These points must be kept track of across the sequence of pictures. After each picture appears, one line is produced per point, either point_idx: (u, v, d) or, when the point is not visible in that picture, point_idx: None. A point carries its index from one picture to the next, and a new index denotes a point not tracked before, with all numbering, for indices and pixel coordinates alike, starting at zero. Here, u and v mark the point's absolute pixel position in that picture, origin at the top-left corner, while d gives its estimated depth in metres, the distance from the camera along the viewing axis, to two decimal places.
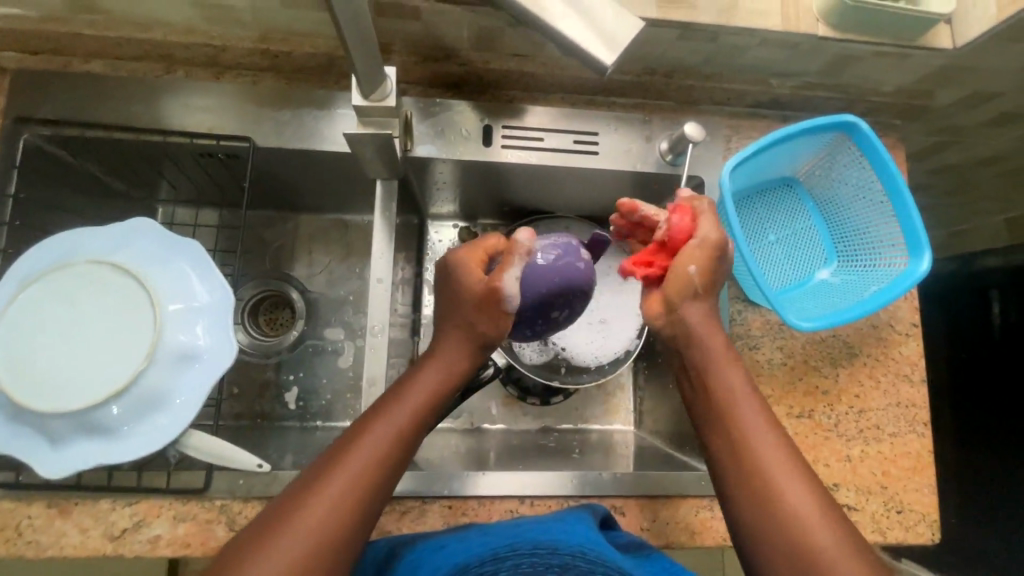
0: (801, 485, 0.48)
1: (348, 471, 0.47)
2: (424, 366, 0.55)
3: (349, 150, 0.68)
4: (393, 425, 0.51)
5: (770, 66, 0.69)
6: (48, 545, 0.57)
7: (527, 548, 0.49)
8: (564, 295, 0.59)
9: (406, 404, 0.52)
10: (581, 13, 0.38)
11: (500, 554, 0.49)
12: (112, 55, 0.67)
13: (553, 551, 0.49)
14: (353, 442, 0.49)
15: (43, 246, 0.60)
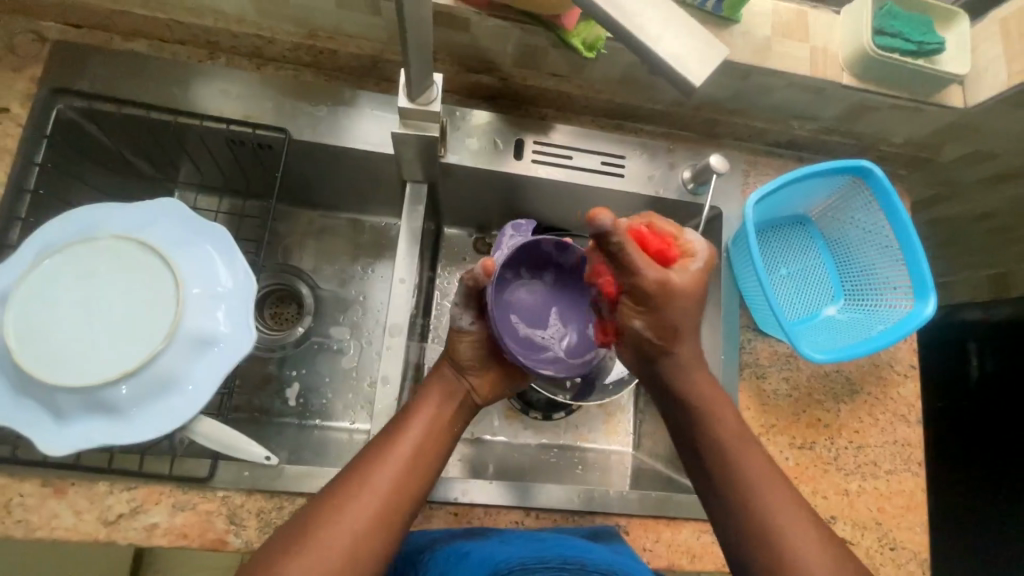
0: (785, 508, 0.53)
1: (336, 537, 0.49)
2: (419, 406, 0.59)
3: (381, 150, 0.69)
4: (383, 484, 0.52)
5: (792, 110, 0.72)
6: (39, 526, 0.55)
7: (555, 562, 0.48)
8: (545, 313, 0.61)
9: (392, 461, 0.54)
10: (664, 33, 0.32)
11: (528, 565, 0.47)
12: (156, 36, 0.67)
13: (582, 568, 0.47)
14: (336, 505, 0.51)
15: (64, 218, 0.59)
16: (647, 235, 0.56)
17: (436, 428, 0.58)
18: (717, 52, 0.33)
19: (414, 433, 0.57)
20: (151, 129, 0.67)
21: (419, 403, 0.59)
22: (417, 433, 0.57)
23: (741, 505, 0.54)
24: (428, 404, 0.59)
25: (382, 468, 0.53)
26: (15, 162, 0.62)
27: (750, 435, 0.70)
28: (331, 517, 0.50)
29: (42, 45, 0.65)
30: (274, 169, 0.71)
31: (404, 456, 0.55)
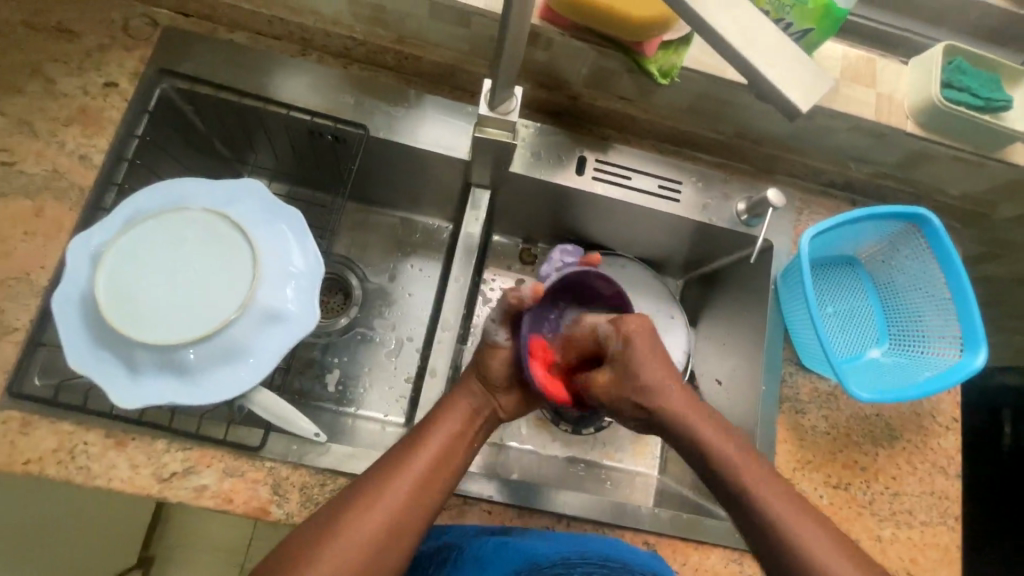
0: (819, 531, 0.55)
1: (347, 545, 0.50)
2: (444, 416, 0.60)
3: (450, 154, 0.72)
4: (398, 498, 0.53)
5: (852, 152, 0.73)
6: (97, 475, 0.57)
7: (597, 559, 0.53)
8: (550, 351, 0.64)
9: (411, 472, 0.54)
10: (772, 54, 0.32)
11: (570, 559, 0.52)
12: (256, 30, 0.72)
13: (623, 567, 0.52)
14: (350, 514, 0.51)
15: (155, 189, 0.63)
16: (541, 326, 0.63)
17: (455, 443, 0.58)
18: (826, 84, 0.32)
19: (434, 446, 0.57)
20: (240, 114, 0.71)
21: (443, 417, 0.60)
22: (437, 447, 0.57)
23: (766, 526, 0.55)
24: (452, 418, 0.60)
25: (398, 481, 0.54)
26: (117, 132, 0.66)
27: (785, 468, 0.70)
28: (342, 526, 0.51)
29: (154, 28, 0.70)
30: (347, 163, 0.75)
31: (422, 469, 0.55)
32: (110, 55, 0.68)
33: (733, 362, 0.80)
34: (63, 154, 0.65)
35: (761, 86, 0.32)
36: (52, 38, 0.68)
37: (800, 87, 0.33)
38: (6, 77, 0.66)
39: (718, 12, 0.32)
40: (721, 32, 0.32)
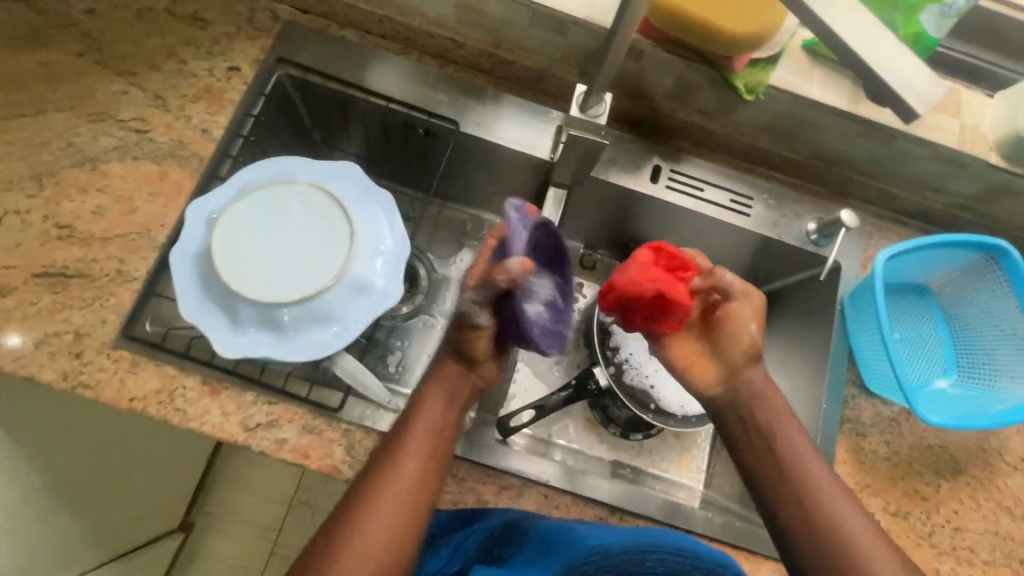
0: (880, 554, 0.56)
1: (362, 550, 0.53)
2: (420, 407, 0.61)
3: (532, 153, 0.76)
4: (395, 508, 0.55)
5: (930, 181, 0.74)
6: (192, 418, 0.62)
7: (670, 547, 0.54)
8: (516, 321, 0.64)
9: (401, 481, 0.56)
10: (893, 62, 0.35)
11: (642, 546, 0.53)
12: (364, 28, 0.78)
13: (695, 556, 0.54)
14: (352, 530, 0.54)
15: (268, 161, 0.69)
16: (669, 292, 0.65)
17: (437, 430, 0.60)
18: (940, 91, 0.36)
19: (416, 450, 0.58)
20: (343, 104, 0.77)
21: (418, 414, 0.60)
22: (421, 447, 0.58)
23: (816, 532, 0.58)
24: (430, 413, 0.61)
25: (390, 492, 0.56)
26: (235, 112, 0.73)
27: None
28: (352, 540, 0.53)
29: (276, 21, 0.77)
30: (434, 157, 0.80)
31: (411, 475, 0.57)
32: (236, 43, 0.76)
33: (795, 381, 0.80)
34: (188, 127, 0.71)
35: (881, 90, 0.35)
36: (188, 25, 0.75)
37: (916, 92, 0.36)
38: (146, 55, 0.73)
39: (846, 21, 0.35)
40: (847, 41, 0.35)
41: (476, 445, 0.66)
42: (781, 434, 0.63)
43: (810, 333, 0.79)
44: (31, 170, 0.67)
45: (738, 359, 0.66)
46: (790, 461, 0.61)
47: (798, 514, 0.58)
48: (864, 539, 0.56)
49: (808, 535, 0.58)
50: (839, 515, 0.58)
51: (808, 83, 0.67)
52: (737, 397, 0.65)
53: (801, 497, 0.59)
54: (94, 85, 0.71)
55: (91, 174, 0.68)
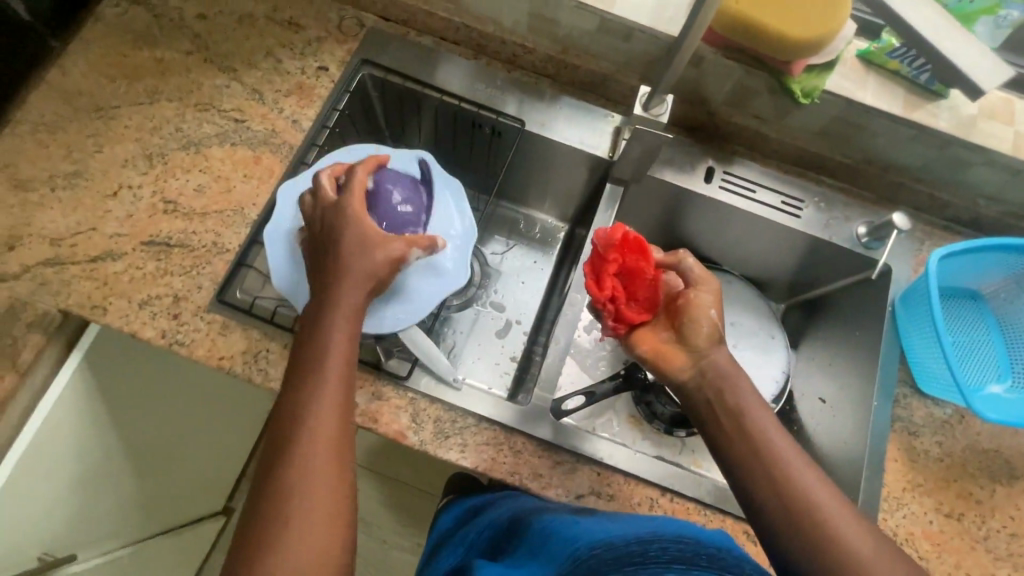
0: (880, 557, 0.51)
1: (305, 494, 0.49)
2: (324, 329, 0.55)
3: (592, 151, 0.81)
4: (326, 426, 0.51)
5: (983, 188, 0.75)
6: (274, 378, 0.67)
7: (672, 537, 0.48)
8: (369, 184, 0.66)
9: (323, 415, 0.52)
10: None
11: (645, 538, 0.49)
12: (440, 35, 0.85)
13: (699, 544, 0.47)
14: (282, 480, 0.49)
15: (352, 150, 0.76)
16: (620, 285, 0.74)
17: (348, 346, 0.55)
18: None
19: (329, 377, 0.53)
20: (418, 102, 0.84)
21: (321, 336, 0.55)
22: (335, 371, 0.54)
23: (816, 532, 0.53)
24: (334, 328, 0.55)
25: (312, 430, 0.51)
26: (323, 105, 0.80)
27: (894, 487, 0.70)
28: (288, 489, 0.49)
29: (362, 28, 0.85)
30: (498, 154, 0.86)
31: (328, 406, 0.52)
32: (326, 46, 0.83)
33: (844, 383, 0.81)
34: (280, 118, 0.79)
35: None
36: (284, 29, 0.84)
37: None
38: (247, 55, 0.82)
39: None
40: None
41: (524, 415, 0.69)
42: (749, 421, 0.60)
43: (858, 334, 0.81)
44: (143, 151, 0.75)
45: (701, 342, 0.66)
46: (764, 448, 0.58)
47: (778, 506, 0.55)
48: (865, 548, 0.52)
49: (790, 526, 0.54)
50: (819, 508, 0.54)
51: (863, 90, 0.71)
52: (704, 380, 0.64)
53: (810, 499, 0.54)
54: (201, 79, 0.80)
55: (194, 156, 0.76)
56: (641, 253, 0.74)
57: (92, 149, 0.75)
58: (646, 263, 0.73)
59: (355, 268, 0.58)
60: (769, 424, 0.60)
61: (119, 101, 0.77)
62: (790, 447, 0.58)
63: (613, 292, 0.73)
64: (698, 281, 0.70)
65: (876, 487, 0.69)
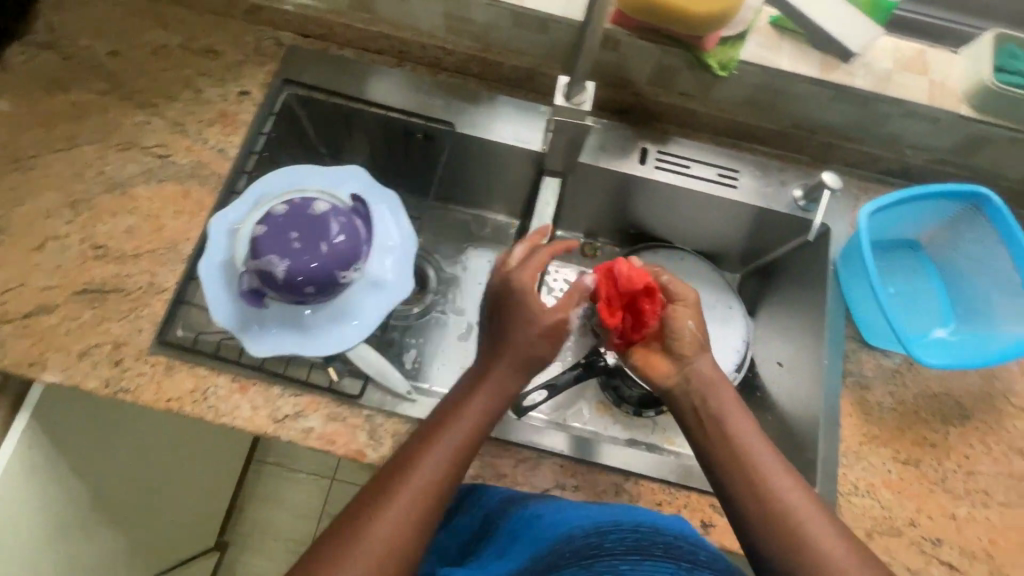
0: (834, 536, 0.54)
1: (392, 520, 0.52)
2: (475, 390, 0.62)
3: (523, 145, 0.81)
4: (437, 471, 0.56)
5: (908, 138, 0.76)
6: (225, 413, 0.67)
7: (630, 526, 0.50)
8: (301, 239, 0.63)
9: (438, 459, 0.56)
10: None
11: (602, 529, 0.51)
12: (361, 46, 0.84)
13: (658, 532, 0.50)
14: (377, 501, 0.54)
15: (279, 174, 0.74)
16: (627, 305, 0.71)
17: (490, 410, 0.61)
18: None
19: (448, 450, 0.57)
20: (347, 116, 0.83)
21: (461, 414, 0.60)
22: (467, 427, 0.59)
23: (777, 516, 0.55)
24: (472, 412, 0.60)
25: (424, 469, 0.56)
26: (247, 131, 0.79)
27: (851, 441, 0.71)
28: (357, 536, 0.51)
29: (280, 47, 0.83)
30: (433, 159, 0.85)
31: (431, 476, 0.55)
32: (244, 69, 0.82)
33: (796, 345, 0.82)
34: (206, 149, 0.77)
35: None
36: (201, 57, 0.82)
37: None
38: (164, 89, 0.80)
39: None
40: None
41: None
42: (725, 422, 0.63)
43: (805, 296, 0.82)
44: (67, 199, 0.74)
45: (686, 350, 0.68)
46: (741, 448, 0.60)
47: (751, 501, 0.57)
48: (819, 527, 0.54)
49: (757, 512, 0.56)
50: (787, 504, 0.56)
51: (778, 57, 0.71)
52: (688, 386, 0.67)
53: (770, 485, 0.57)
54: (119, 118, 0.78)
55: (121, 198, 0.74)
56: (646, 293, 0.70)
57: (13, 203, 0.73)
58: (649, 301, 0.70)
59: (518, 341, 0.64)
60: (745, 426, 0.62)
61: (37, 150, 0.75)
62: (763, 447, 0.60)
63: (624, 317, 0.71)
64: (677, 295, 0.70)
65: (833, 444, 0.71)
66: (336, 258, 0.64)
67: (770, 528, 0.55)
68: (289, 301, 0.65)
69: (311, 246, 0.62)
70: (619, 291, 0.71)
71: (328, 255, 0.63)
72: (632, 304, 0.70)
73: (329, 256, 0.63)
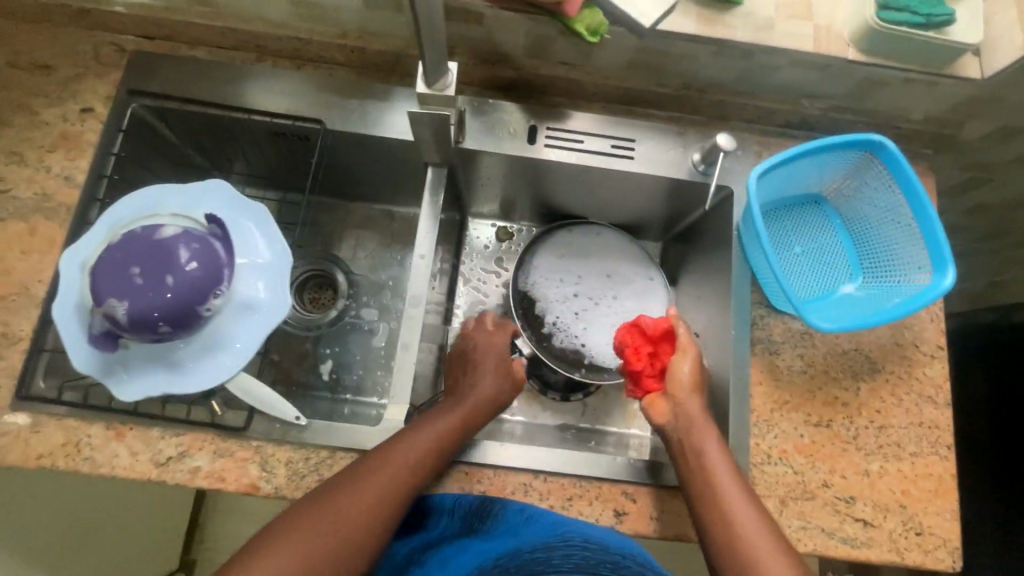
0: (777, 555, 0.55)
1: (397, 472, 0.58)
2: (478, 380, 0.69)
3: (402, 136, 0.75)
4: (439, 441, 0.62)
5: (801, 88, 0.73)
6: (102, 464, 0.63)
7: (578, 539, 0.56)
8: (145, 273, 0.57)
9: (441, 428, 0.63)
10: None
11: (552, 544, 0.56)
12: (213, 43, 0.77)
13: (605, 549, 0.55)
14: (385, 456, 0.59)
15: (130, 199, 0.67)
16: (645, 349, 0.71)
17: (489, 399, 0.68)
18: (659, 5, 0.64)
19: (435, 434, 0.62)
20: (208, 123, 0.76)
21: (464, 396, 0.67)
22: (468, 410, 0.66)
23: (730, 532, 0.57)
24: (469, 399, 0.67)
25: (428, 437, 0.61)
26: (94, 153, 0.72)
27: (762, 410, 0.70)
28: (339, 493, 0.56)
29: (122, 54, 0.75)
30: (310, 159, 0.79)
31: (429, 445, 0.61)
32: (84, 83, 0.74)
33: (709, 315, 0.80)
34: (50, 178, 0.70)
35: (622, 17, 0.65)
36: (33, 74, 0.74)
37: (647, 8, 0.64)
38: None
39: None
40: None
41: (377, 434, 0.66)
42: (703, 456, 0.62)
43: (716, 261, 0.79)
44: None
45: (677, 392, 0.67)
46: (704, 465, 0.61)
47: (721, 536, 0.57)
48: (763, 546, 0.56)
49: (716, 527, 0.58)
50: (756, 546, 0.56)
51: None
52: (675, 421, 0.66)
53: (726, 503, 0.59)
54: None
55: None
56: (665, 338, 0.70)
57: None
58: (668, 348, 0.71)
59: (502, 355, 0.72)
60: (719, 460, 0.61)
61: None
62: (736, 482, 0.60)
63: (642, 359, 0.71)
64: (682, 346, 0.68)
65: (743, 415, 0.69)
66: (188, 290, 0.58)
67: (723, 543, 0.57)
68: (148, 341, 0.59)
69: (156, 280, 0.57)
70: (645, 339, 0.71)
71: (178, 288, 0.57)
72: (652, 352, 0.71)
73: (183, 287, 0.58)
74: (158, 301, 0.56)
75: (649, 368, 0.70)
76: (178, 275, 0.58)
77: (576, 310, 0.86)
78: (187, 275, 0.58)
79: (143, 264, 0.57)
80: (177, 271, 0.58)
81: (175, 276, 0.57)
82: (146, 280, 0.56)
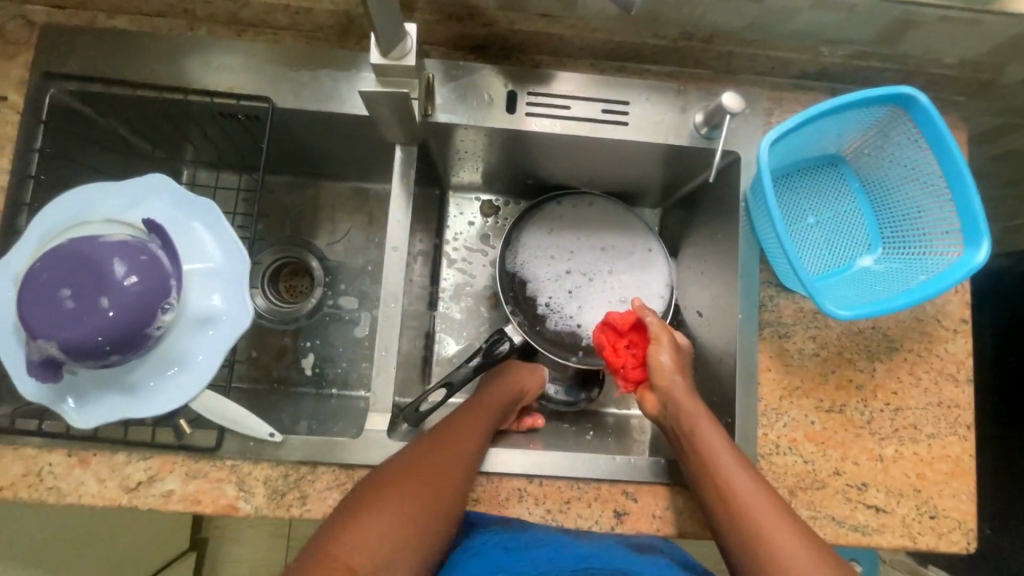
0: (791, 535, 0.50)
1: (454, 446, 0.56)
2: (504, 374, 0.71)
3: (363, 111, 0.66)
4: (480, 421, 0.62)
5: (820, 33, 0.63)
6: (68, 493, 0.59)
7: None
8: (78, 294, 0.49)
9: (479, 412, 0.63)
10: None
11: None
12: (136, 11, 0.66)
13: None
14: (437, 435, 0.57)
15: (56, 203, 0.57)
16: (621, 343, 0.68)
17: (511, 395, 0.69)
18: None
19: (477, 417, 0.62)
20: (141, 107, 0.66)
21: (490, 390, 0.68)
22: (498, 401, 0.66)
23: (738, 519, 0.52)
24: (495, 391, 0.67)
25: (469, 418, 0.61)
26: (15, 150, 0.63)
27: (771, 398, 0.65)
28: (398, 483, 0.51)
29: (32, 29, 0.65)
30: (263, 141, 0.70)
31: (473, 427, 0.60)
32: None
33: (713, 291, 0.73)
34: None
35: None
36: None
37: None
38: None
39: None
40: None
41: (359, 446, 0.62)
42: (708, 455, 0.56)
43: (720, 233, 0.72)
44: None
45: (662, 382, 0.62)
46: (699, 449, 0.57)
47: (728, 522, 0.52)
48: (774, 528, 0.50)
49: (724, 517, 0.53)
50: (767, 526, 0.50)
51: None
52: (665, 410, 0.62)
53: (728, 486, 0.54)
54: None
55: None
56: (639, 329, 0.67)
57: None
58: (643, 337, 0.67)
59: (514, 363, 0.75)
60: (717, 441, 0.57)
61: None
62: (752, 484, 0.53)
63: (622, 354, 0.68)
64: (655, 334, 0.64)
65: (751, 405, 0.65)
66: (131, 308, 0.50)
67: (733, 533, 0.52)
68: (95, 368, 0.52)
69: (89, 301, 0.49)
70: (619, 333, 0.68)
71: (120, 307, 0.50)
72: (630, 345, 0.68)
73: (124, 306, 0.50)
74: (103, 324, 0.49)
75: (631, 361, 0.67)
76: (118, 293, 0.50)
77: (571, 290, 0.80)
78: (128, 290, 0.50)
79: (74, 282, 0.49)
80: (116, 288, 0.50)
81: (114, 293, 0.49)
82: (81, 301, 0.49)
